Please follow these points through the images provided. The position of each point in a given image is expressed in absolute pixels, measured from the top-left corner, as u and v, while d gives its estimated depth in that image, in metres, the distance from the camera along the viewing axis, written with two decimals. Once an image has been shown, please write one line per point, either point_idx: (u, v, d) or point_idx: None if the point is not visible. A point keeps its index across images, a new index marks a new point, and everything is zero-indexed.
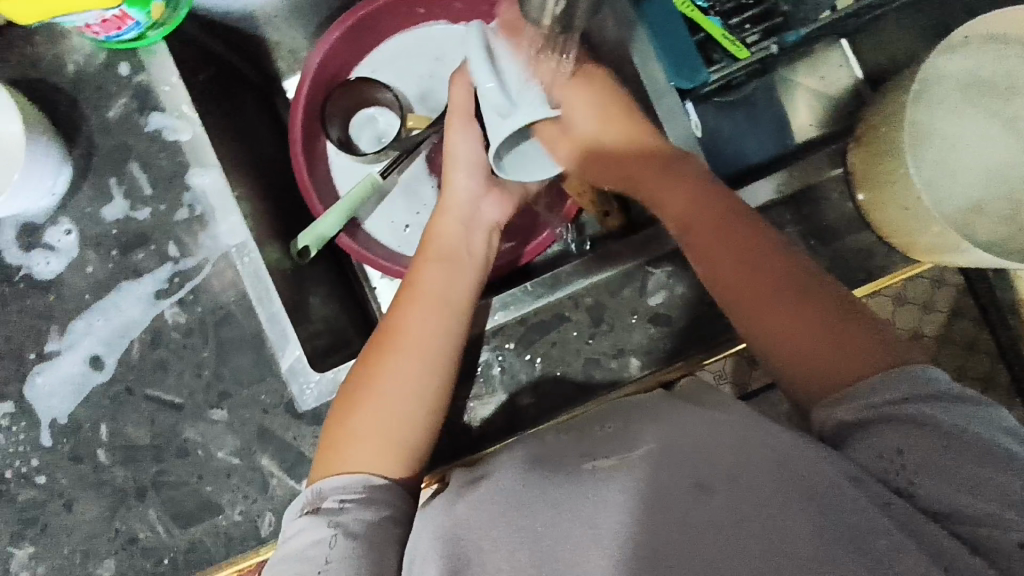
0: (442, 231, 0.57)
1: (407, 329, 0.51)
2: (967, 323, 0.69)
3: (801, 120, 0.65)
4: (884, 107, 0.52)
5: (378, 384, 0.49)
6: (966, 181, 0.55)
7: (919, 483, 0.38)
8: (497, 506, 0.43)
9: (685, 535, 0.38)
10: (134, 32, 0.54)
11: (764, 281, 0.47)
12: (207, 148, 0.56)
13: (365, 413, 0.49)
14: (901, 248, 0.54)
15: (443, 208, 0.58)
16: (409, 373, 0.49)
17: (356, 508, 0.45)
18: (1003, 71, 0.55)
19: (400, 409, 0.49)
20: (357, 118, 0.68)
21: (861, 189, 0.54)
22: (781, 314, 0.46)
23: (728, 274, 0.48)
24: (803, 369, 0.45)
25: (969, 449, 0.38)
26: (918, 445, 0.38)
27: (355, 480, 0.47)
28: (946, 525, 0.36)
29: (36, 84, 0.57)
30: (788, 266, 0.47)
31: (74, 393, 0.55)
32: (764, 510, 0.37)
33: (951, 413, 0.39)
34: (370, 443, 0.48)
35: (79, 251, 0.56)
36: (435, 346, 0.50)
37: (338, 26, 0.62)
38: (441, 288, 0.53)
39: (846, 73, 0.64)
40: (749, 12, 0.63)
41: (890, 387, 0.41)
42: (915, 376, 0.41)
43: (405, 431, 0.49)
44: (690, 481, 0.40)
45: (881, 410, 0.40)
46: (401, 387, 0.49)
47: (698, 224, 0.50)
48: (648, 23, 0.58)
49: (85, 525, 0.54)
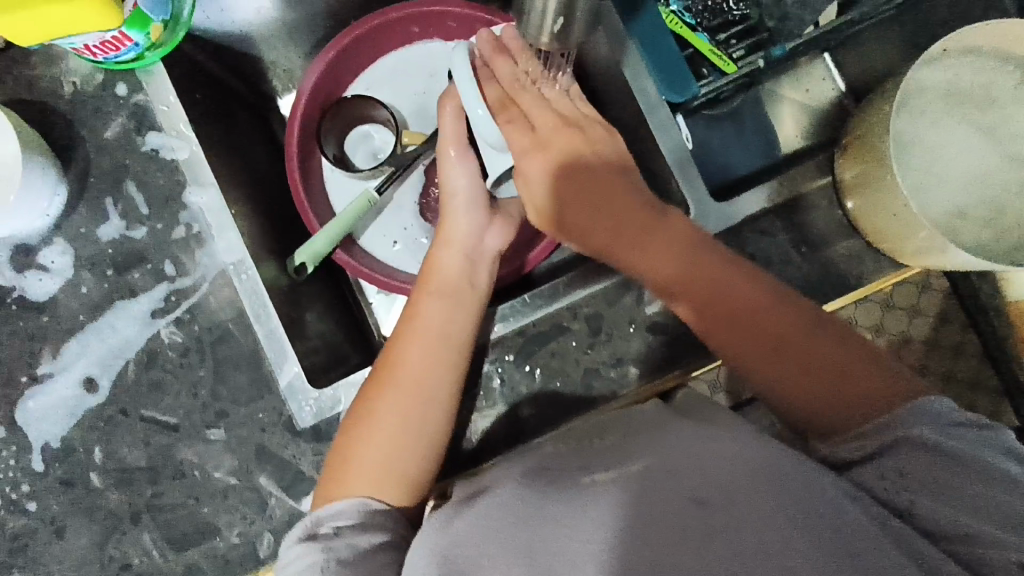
0: (443, 261, 0.55)
1: (407, 370, 0.50)
2: (956, 328, 0.69)
3: (787, 131, 0.66)
4: (870, 117, 0.54)
5: (379, 422, 0.49)
6: (950, 187, 0.57)
7: (919, 500, 0.39)
8: (495, 523, 0.42)
9: (679, 553, 0.37)
10: (133, 53, 0.55)
11: (764, 334, 0.48)
12: (203, 165, 0.56)
13: (368, 447, 0.48)
14: (890, 252, 0.55)
15: (445, 239, 0.56)
16: (411, 413, 0.49)
17: (351, 534, 0.45)
18: (980, 83, 0.57)
19: (401, 448, 0.48)
20: (351, 135, 0.69)
21: (849, 196, 0.55)
22: (786, 359, 0.47)
23: (728, 319, 0.49)
24: (808, 395, 0.46)
25: (969, 473, 0.39)
26: (924, 468, 0.39)
27: (346, 506, 0.46)
28: (942, 546, 0.37)
29: (32, 106, 0.57)
30: (789, 310, 0.48)
31: (67, 415, 0.54)
32: (771, 531, 0.36)
33: (954, 439, 0.40)
34: (371, 475, 0.48)
35: (74, 271, 0.56)
36: (437, 387, 0.50)
37: (333, 47, 0.63)
38: (442, 326, 0.52)
39: (829, 86, 0.66)
40: (734, 27, 0.65)
41: (901, 418, 0.42)
42: (924, 410, 0.42)
43: (408, 469, 0.49)
44: (684, 496, 0.39)
45: (891, 434, 0.42)
46: (402, 427, 0.49)
47: (696, 261, 0.50)
48: (637, 38, 0.60)
49: (77, 552, 0.53)
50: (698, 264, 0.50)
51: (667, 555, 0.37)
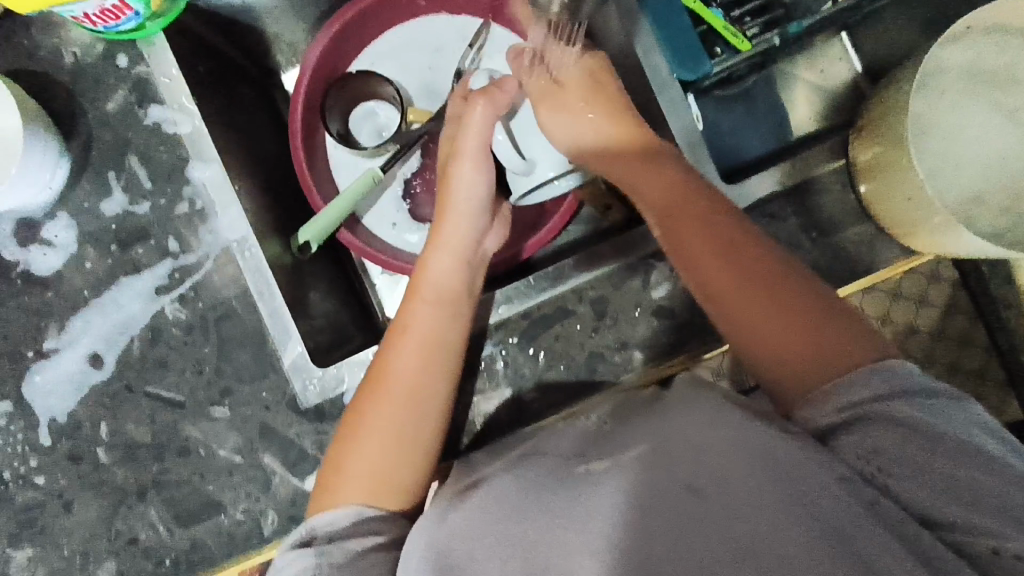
0: (436, 267, 0.53)
1: (397, 378, 0.49)
2: (961, 319, 0.64)
3: (801, 114, 0.65)
4: (888, 97, 0.52)
5: (370, 429, 0.48)
6: (967, 172, 0.55)
7: (898, 482, 0.38)
8: (490, 516, 0.42)
9: (675, 537, 0.37)
10: (134, 22, 0.54)
11: (742, 285, 0.47)
12: (206, 140, 0.55)
13: (363, 455, 0.47)
14: (903, 238, 0.54)
15: (437, 240, 0.54)
16: (407, 420, 0.48)
17: (346, 540, 0.44)
18: (1002, 64, 0.56)
19: (394, 453, 0.48)
20: (356, 112, 0.67)
21: (863, 180, 0.54)
22: (762, 311, 0.47)
23: (708, 263, 0.48)
24: (789, 369, 0.45)
25: (948, 450, 0.38)
26: (901, 446, 0.39)
27: (340, 516, 0.45)
28: (938, 534, 0.36)
29: (32, 77, 0.56)
30: (766, 266, 0.48)
31: (73, 390, 0.54)
32: (769, 524, 0.36)
33: (932, 414, 0.40)
34: (365, 480, 0.47)
35: (78, 246, 0.56)
36: (429, 394, 0.49)
37: (335, 21, 0.61)
38: (433, 332, 0.50)
39: (845, 67, 0.64)
40: (750, 4, 0.62)
41: (868, 383, 0.41)
42: (889, 372, 0.42)
43: (405, 475, 0.48)
44: (681, 485, 0.39)
45: (867, 405, 0.41)
46: (395, 434, 0.48)
47: (675, 207, 0.50)
48: (649, 11, 0.58)
49: (84, 525, 0.53)
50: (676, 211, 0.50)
51: (665, 541, 0.37)
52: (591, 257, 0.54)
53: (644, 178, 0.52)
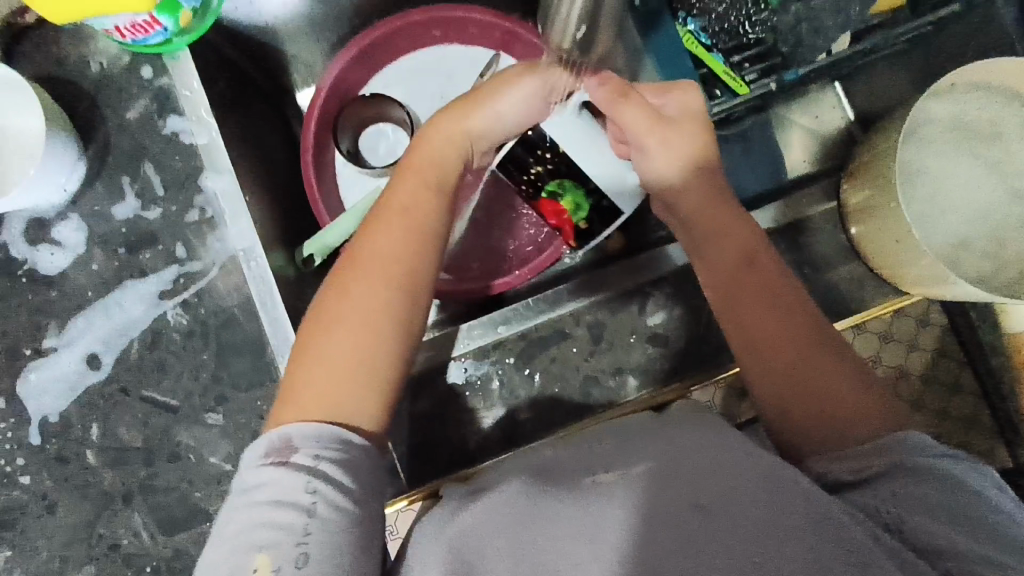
0: (432, 149, 0.50)
1: (376, 257, 0.45)
2: (951, 364, 0.63)
3: (794, 156, 0.68)
4: (877, 145, 0.55)
5: (336, 323, 0.44)
6: (953, 217, 0.58)
7: (912, 521, 0.37)
8: (500, 520, 0.40)
9: (675, 554, 0.36)
10: (161, 37, 0.56)
11: (773, 314, 0.47)
12: (222, 153, 0.56)
13: (321, 345, 0.43)
14: (890, 278, 0.57)
15: (447, 126, 0.51)
16: (370, 303, 0.44)
17: (335, 469, 0.40)
18: (987, 118, 0.58)
19: (364, 340, 0.43)
20: (368, 131, 0.69)
21: (853, 223, 0.57)
22: (814, 377, 0.46)
23: (750, 312, 0.48)
24: (796, 423, 0.45)
25: (959, 495, 0.38)
26: (917, 492, 0.38)
27: (310, 433, 0.40)
28: (933, 561, 0.36)
29: (56, 83, 0.58)
30: (802, 311, 0.48)
31: (68, 390, 0.54)
32: (766, 537, 0.36)
33: (943, 464, 0.40)
34: (325, 379, 0.42)
35: (86, 248, 0.56)
36: (406, 277, 0.45)
37: (354, 46, 0.64)
38: (417, 213, 0.47)
39: (839, 115, 0.67)
40: (751, 50, 0.64)
41: (890, 447, 0.41)
42: (909, 443, 0.40)
43: (368, 370, 0.43)
44: (686, 503, 0.38)
45: (883, 464, 0.40)
46: (362, 321, 0.44)
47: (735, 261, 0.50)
48: (652, 50, 0.64)
49: (66, 529, 0.52)
50: (737, 268, 0.49)
51: (671, 554, 0.36)
52: (589, 286, 0.56)
53: (713, 235, 0.51)
